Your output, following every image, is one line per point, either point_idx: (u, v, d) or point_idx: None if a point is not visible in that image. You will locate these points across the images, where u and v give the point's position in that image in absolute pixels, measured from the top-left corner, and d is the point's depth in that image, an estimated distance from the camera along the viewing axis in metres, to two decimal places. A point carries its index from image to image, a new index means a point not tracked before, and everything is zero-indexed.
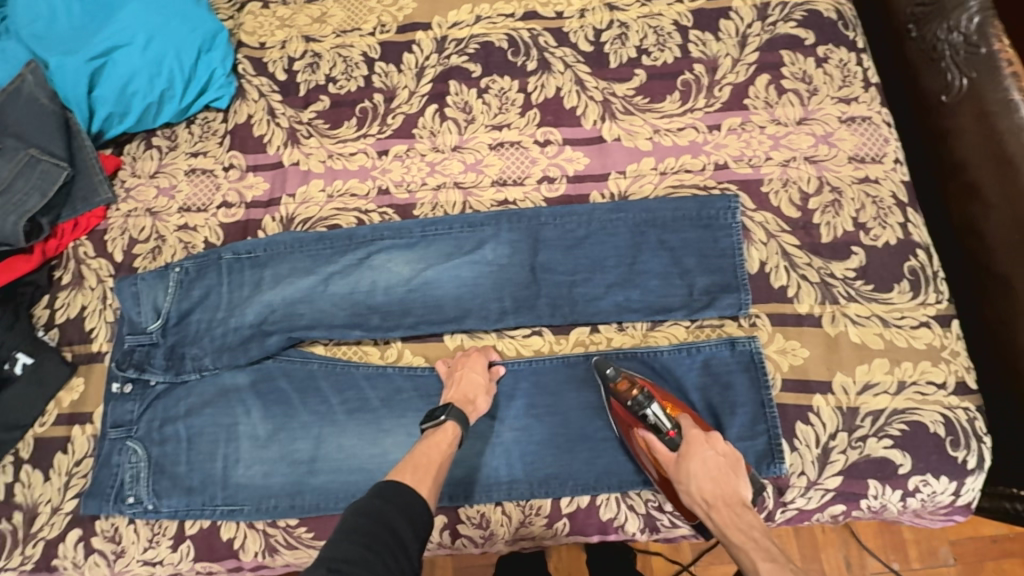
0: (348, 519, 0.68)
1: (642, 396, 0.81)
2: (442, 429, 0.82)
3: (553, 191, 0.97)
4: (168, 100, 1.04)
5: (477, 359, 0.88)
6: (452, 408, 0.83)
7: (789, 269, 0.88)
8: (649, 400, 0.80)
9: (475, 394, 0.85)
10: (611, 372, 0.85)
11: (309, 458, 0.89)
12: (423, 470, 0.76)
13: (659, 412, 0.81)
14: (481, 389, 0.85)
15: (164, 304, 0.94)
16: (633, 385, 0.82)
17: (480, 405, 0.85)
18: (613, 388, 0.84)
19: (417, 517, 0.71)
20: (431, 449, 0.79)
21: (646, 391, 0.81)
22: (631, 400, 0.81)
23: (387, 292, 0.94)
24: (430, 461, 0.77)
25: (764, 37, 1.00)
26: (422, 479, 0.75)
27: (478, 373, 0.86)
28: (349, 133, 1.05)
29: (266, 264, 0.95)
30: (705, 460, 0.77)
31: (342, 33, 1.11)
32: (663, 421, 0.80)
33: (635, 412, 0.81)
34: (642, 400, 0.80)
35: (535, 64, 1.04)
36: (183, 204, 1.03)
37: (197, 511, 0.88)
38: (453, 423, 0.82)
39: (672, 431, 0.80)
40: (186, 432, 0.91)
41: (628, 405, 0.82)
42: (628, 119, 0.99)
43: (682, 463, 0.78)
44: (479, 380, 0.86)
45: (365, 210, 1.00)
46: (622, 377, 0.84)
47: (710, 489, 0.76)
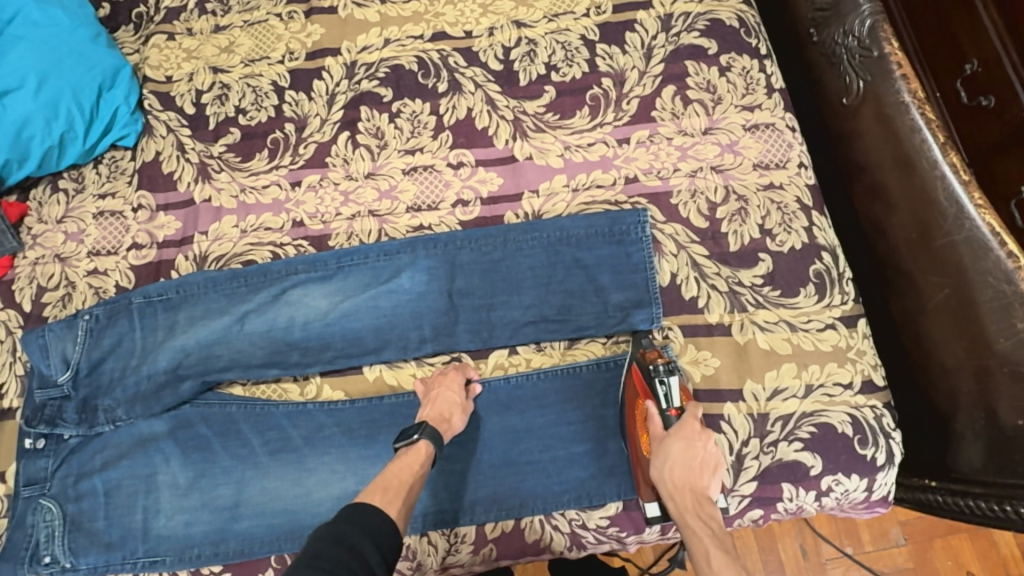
0: (311, 543, 0.63)
1: (663, 365, 0.80)
2: (415, 449, 0.79)
3: (467, 214, 0.97)
4: (70, 141, 1.01)
5: (454, 377, 0.86)
6: (426, 427, 0.80)
7: (699, 280, 0.89)
8: (669, 372, 0.79)
9: (450, 413, 0.83)
10: (646, 342, 0.87)
11: (231, 503, 0.88)
12: (393, 491, 0.72)
13: (673, 389, 0.79)
14: (459, 406, 0.84)
15: (73, 355, 0.91)
16: (661, 356, 0.82)
17: (456, 423, 0.83)
18: (642, 356, 0.85)
19: (383, 540, 0.66)
20: (403, 470, 0.76)
21: (670, 365, 0.80)
22: (654, 365, 0.81)
23: (305, 327, 0.93)
24: (399, 479, 0.74)
25: (668, 48, 1.01)
26: (392, 500, 0.71)
27: (453, 391, 0.85)
28: (261, 166, 1.03)
29: (179, 306, 0.94)
30: (688, 447, 0.73)
31: (251, 62, 1.09)
32: (673, 398, 0.79)
33: (650, 380, 0.80)
34: (661, 370, 0.80)
35: (446, 85, 1.04)
36: (93, 248, 1.01)
37: (118, 566, 0.86)
38: (427, 444, 0.79)
39: (674, 411, 0.78)
40: (103, 485, 0.88)
41: (646, 373, 0.81)
42: (539, 137, 0.99)
43: (667, 442, 0.74)
44: (454, 400, 0.84)
45: (281, 244, 0.98)
46: (654, 349, 0.84)
47: (682, 475, 0.72)
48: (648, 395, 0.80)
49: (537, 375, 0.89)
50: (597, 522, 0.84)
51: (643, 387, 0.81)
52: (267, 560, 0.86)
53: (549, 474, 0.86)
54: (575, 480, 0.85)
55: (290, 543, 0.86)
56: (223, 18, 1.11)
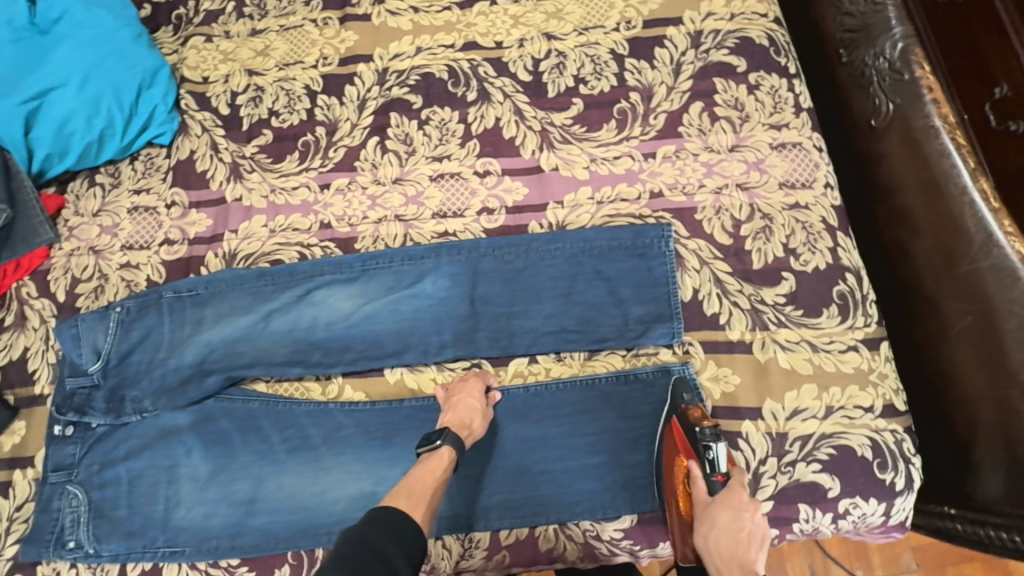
0: (341, 545, 0.65)
1: (711, 428, 0.76)
2: (437, 455, 0.80)
3: (492, 222, 0.98)
4: (109, 137, 1.04)
5: (474, 384, 0.87)
6: (448, 433, 0.81)
7: (721, 297, 0.89)
8: (716, 437, 0.76)
9: (471, 419, 0.84)
10: (687, 398, 0.84)
11: (250, 498, 0.89)
12: (418, 495, 0.73)
13: (721, 454, 0.75)
14: (478, 412, 0.85)
15: (104, 345, 0.94)
16: (707, 417, 0.79)
17: (477, 429, 0.84)
18: (683, 412, 0.81)
19: (410, 545, 0.67)
20: (426, 475, 0.77)
21: (717, 429, 0.76)
22: (700, 428, 0.77)
23: (328, 327, 0.94)
24: (422, 484, 0.75)
25: (697, 65, 1.02)
26: (417, 504, 0.72)
27: (474, 398, 0.86)
28: (291, 167, 1.05)
29: (207, 302, 0.96)
30: (736, 516, 0.69)
31: (285, 66, 1.11)
32: (720, 463, 0.75)
33: (696, 441, 0.76)
34: (708, 433, 0.76)
35: (475, 95, 1.05)
36: (126, 242, 1.03)
37: (138, 554, 0.87)
38: (450, 449, 0.80)
39: (719, 476, 0.74)
40: (127, 474, 0.90)
41: (691, 433, 0.78)
42: (566, 148, 1.00)
43: (714, 510, 0.70)
44: (474, 406, 0.85)
45: (308, 244, 1.00)
46: (697, 406, 0.81)
47: (730, 547, 0.67)
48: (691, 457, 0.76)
49: (556, 385, 0.89)
50: (611, 534, 0.84)
51: (688, 447, 0.77)
52: (283, 556, 0.86)
53: (564, 484, 0.86)
54: (590, 491, 0.86)
55: (305, 540, 0.86)
56: (260, 22, 1.14)
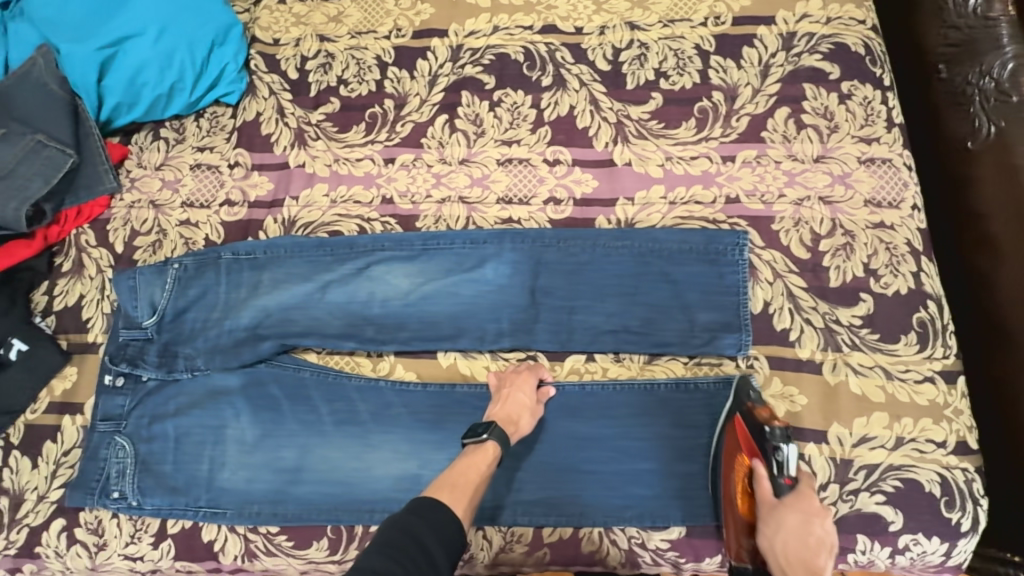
0: (383, 531, 0.64)
1: (780, 430, 0.71)
2: (482, 449, 0.77)
3: (559, 213, 0.96)
4: (178, 92, 1.03)
5: (527, 380, 0.85)
6: (495, 428, 0.79)
7: (793, 312, 0.86)
8: (786, 440, 0.71)
9: (519, 415, 0.82)
10: (752, 395, 0.79)
11: (294, 467, 0.88)
12: (461, 490, 0.71)
13: (790, 457, 0.71)
14: (528, 410, 0.83)
15: (161, 301, 0.94)
16: (775, 416, 0.73)
17: (524, 426, 0.82)
18: (750, 410, 0.76)
19: (451, 540, 0.66)
20: (470, 468, 0.75)
21: (787, 430, 0.71)
22: (769, 429, 0.71)
23: (384, 304, 0.93)
24: (467, 476, 0.73)
25: (787, 68, 0.97)
26: (459, 499, 0.70)
27: (524, 393, 0.83)
28: (357, 138, 1.03)
29: (265, 267, 0.95)
30: (806, 522, 0.69)
31: (357, 34, 1.09)
32: (788, 466, 0.71)
33: (763, 442, 0.72)
34: (778, 435, 0.71)
35: (550, 80, 1.02)
36: (187, 199, 1.03)
37: (180, 511, 0.87)
38: (495, 445, 0.78)
39: (788, 479, 0.72)
40: (174, 431, 0.90)
41: (756, 432, 0.74)
42: (641, 143, 0.97)
43: (782, 516, 0.69)
44: (524, 404, 0.83)
45: (368, 218, 0.99)
46: (764, 405, 0.76)
47: (796, 550, 0.67)
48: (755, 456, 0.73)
49: (612, 387, 0.87)
50: (656, 543, 0.82)
51: (752, 446, 0.74)
52: (323, 528, 0.86)
53: (612, 487, 0.84)
54: (639, 497, 0.83)
55: (347, 515, 0.86)
56: None
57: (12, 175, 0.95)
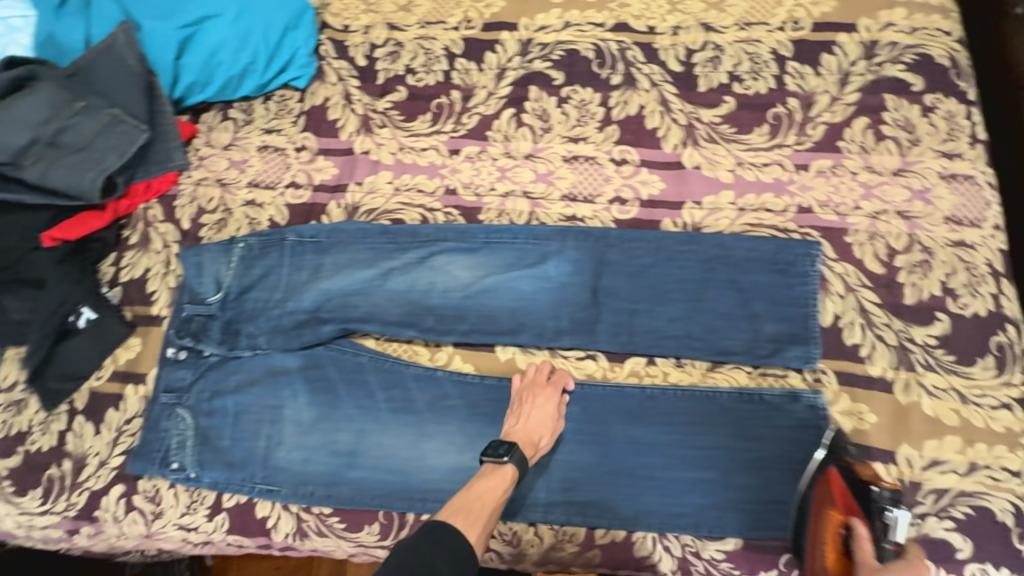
0: (394, 558, 0.62)
1: (889, 492, 0.70)
2: (500, 470, 0.77)
3: (624, 213, 0.95)
4: (250, 74, 1.04)
5: (549, 395, 0.85)
6: (515, 451, 0.78)
7: (865, 327, 0.84)
8: (895, 503, 0.69)
9: (539, 436, 0.82)
10: (851, 452, 0.78)
11: (349, 450, 0.89)
12: (476, 514, 0.70)
13: (901, 521, 0.66)
14: (548, 430, 0.83)
15: (226, 278, 0.95)
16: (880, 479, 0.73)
17: (543, 448, 0.82)
18: (847, 466, 0.75)
19: (463, 566, 0.64)
20: (488, 491, 0.74)
21: (896, 495, 0.70)
22: (877, 490, 0.71)
23: (444, 294, 0.93)
24: (484, 500, 0.72)
25: (867, 78, 0.95)
26: (474, 524, 0.69)
27: (547, 414, 0.83)
28: (422, 128, 1.03)
29: (327, 251, 0.96)
30: None
31: (426, 24, 1.09)
32: (896, 530, 0.66)
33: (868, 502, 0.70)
34: (886, 497, 0.70)
35: (620, 78, 1.01)
36: (253, 179, 1.04)
37: (236, 486, 0.89)
38: (513, 468, 0.77)
39: (893, 546, 0.65)
40: (234, 407, 0.91)
41: (861, 492, 0.72)
42: (711, 147, 0.95)
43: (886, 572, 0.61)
44: (545, 421, 0.83)
45: (431, 208, 0.99)
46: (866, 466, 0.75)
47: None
48: (857, 516, 0.70)
49: (672, 392, 0.85)
50: (711, 553, 0.81)
51: (852, 505, 0.72)
52: (375, 513, 0.87)
53: (668, 493, 0.83)
54: (695, 506, 0.82)
55: (399, 502, 0.86)
56: None
57: (90, 149, 0.98)
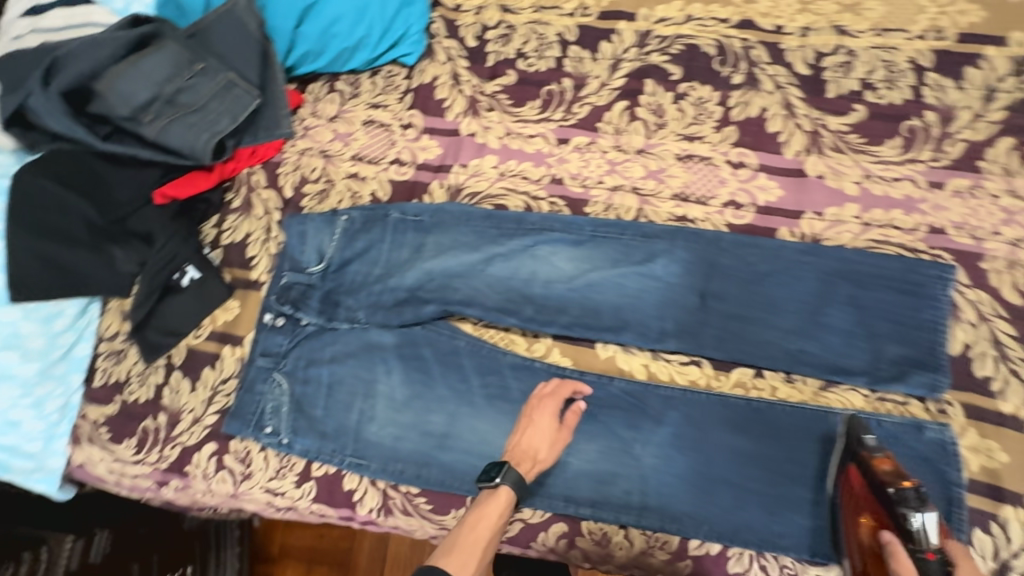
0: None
1: (913, 492, 0.63)
2: (496, 495, 0.72)
3: (738, 218, 0.91)
4: (362, 47, 1.04)
5: (551, 408, 0.81)
6: (510, 471, 0.73)
7: (999, 360, 0.79)
8: (920, 504, 0.62)
9: (539, 446, 0.78)
10: (870, 440, 0.73)
11: (441, 433, 0.88)
12: (468, 551, 0.66)
13: (931, 525, 0.61)
14: (553, 436, 0.79)
15: (328, 249, 0.96)
16: (900, 474, 0.67)
17: (544, 456, 0.78)
18: (866, 460, 0.71)
19: None
20: (481, 521, 0.69)
21: (920, 492, 0.63)
22: (895, 490, 0.65)
23: (546, 285, 0.91)
24: (479, 538, 0.67)
25: (1016, 95, 0.89)
26: (467, 561, 0.65)
27: (547, 422, 0.80)
28: (531, 114, 1.02)
29: (430, 231, 0.95)
30: None
31: (541, 9, 1.07)
32: (931, 537, 0.61)
33: (892, 505, 0.64)
34: (911, 498, 0.63)
35: (742, 78, 0.97)
36: (357, 153, 1.04)
37: (327, 456, 0.89)
38: (508, 489, 0.72)
39: (932, 555, 0.60)
40: (328, 377, 0.92)
41: (882, 491, 0.67)
42: (837, 156, 0.91)
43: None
44: (546, 434, 0.79)
45: (535, 196, 0.97)
46: (885, 455, 0.71)
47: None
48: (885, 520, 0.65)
49: (782, 407, 0.82)
50: None
51: (880, 507, 0.67)
52: (463, 498, 0.87)
53: (771, 512, 0.79)
54: (798, 528, 0.79)
55: None
56: None
57: (204, 110, 0.98)
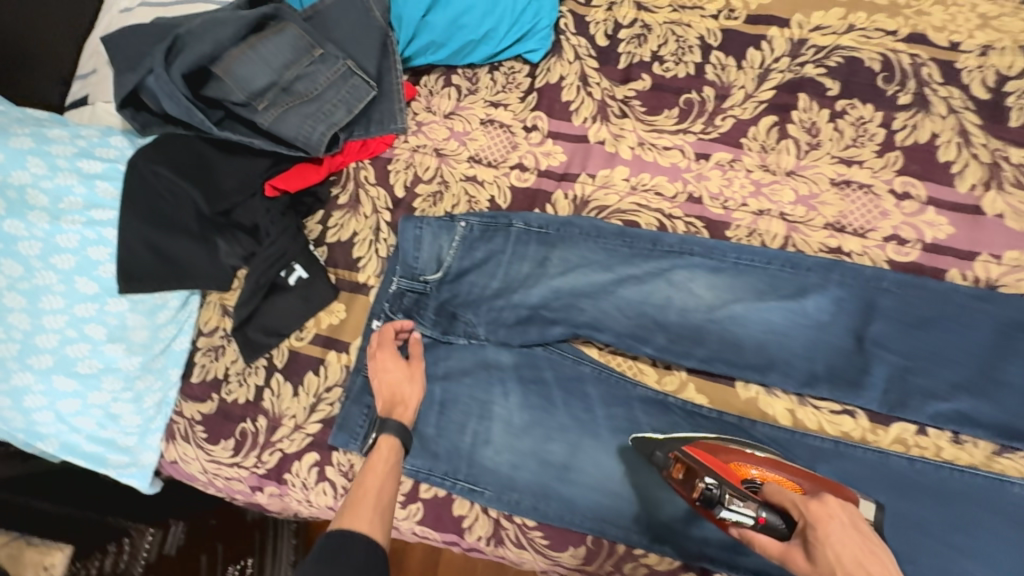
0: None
1: (705, 481, 0.66)
2: (377, 449, 0.76)
3: (901, 254, 0.83)
4: (488, 41, 0.97)
5: (387, 352, 0.84)
6: (388, 420, 0.79)
7: None
8: (715, 483, 0.65)
9: (399, 385, 0.82)
10: (658, 456, 0.76)
11: (562, 464, 0.83)
12: (362, 502, 0.69)
13: (732, 505, 0.63)
14: (404, 377, 0.82)
15: (446, 257, 0.90)
16: (687, 470, 0.70)
17: (409, 395, 0.82)
18: (670, 475, 0.73)
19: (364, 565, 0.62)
20: (369, 474, 0.73)
21: (706, 479, 0.66)
22: (700, 495, 0.66)
23: (682, 313, 0.84)
24: (370, 489, 0.71)
25: None
26: (363, 512, 0.67)
27: (392, 361, 0.83)
28: (667, 124, 0.94)
29: (556, 244, 0.89)
30: (835, 537, 0.55)
31: (680, 8, 0.98)
32: (744, 510, 0.62)
33: (710, 507, 0.65)
34: (710, 486, 0.65)
35: (910, 98, 0.88)
36: (475, 154, 0.97)
37: (438, 479, 0.84)
38: (389, 436, 0.77)
39: (760, 517, 0.61)
40: (441, 395, 0.87)
41: (695, 496, 0.68)
42: (1018, 194, 0.82)
43: (794, 554, 0.57)
44: (401, 373, 0.83)
45: (670, 215, 0.90)
46: (673, 460, 0.73)
47: (853, 559, 0.53)
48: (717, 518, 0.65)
49: (950, 470, 0.75)
50: None
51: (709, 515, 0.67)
52: (583, 536, 0.82)
53: None
54: None
55: (613, 530, 0.80)
56: None
57: (319, 100, 0.93)
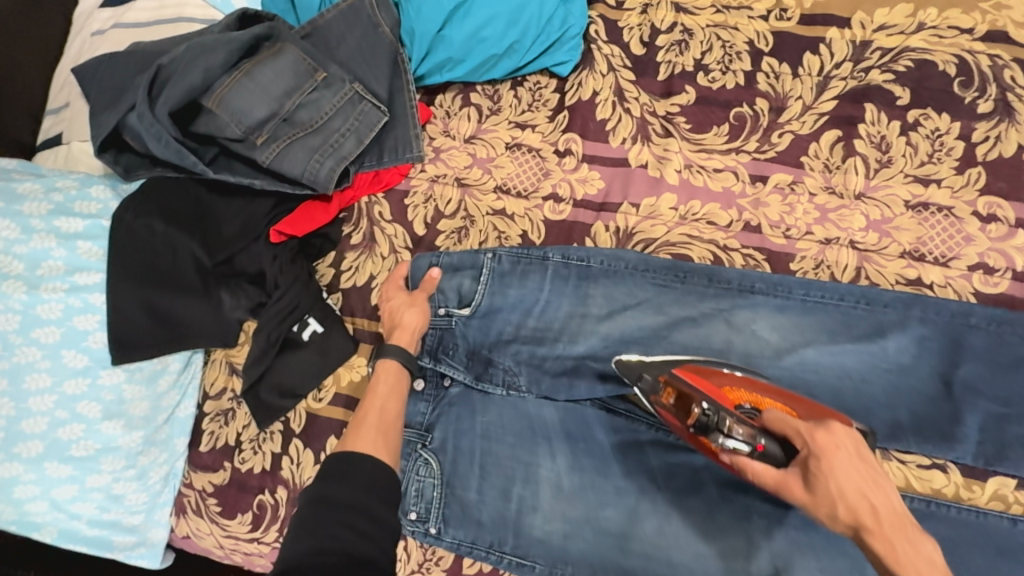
0: (303, 508, 0.56)
1: (704, 407, 0.59)
2: (379, 375, 0.75)
3: (988, 286, 0.75)
4: (511, 54, 0.87)
5: (394, 287, 0.82)
6: (388, 344, 0.76)
7: None
8: (716, 411, 0.58)
9: (400, 313, 0.78)
10: (647, 380, 0.68)
11: (620, 532, 0.75)
12: (368, 427, 0.67)
13: (732, 432, 0.56)
14: (405, 304, 0.79)
15: (474, 293, 0.80)
16: (680, 394, 0.62)
17: (410, 322, 0.78)
18: (658, 402, 0.66)
19: (378, 480, 0.60)
20: (371, 399, 0.71)
21: (707, 406, 0.59)
22: (698, 422, 0.59)
23: (746, 359, 0.76)
24: (370, 411, 0.70)
25: None
26: (372, 439, 0.65)
27: (398, 291, 0.81)
28: (716, 143, 0.84)
29: (600, 284, 0.79)
30: (845, 471, 0.51)
31: (724, 8, 0.87)
32: (744, 439, 0.55)
33: (706, 435, 0.59)
34: (710, 415, 0.58)
35: (991, 106, 0.79)
36: (502, 183, 0.87)
37: (482, 552, 0.76)
38: (391, 362, 0.75)
39: (760, 446, 0.55)
40: (481, 458, 0.78)
41: (690, 424, 0.61)
42: None
43: (790, 482, 0.54)
44: (403, 302, 0.79)
45: (725, 246, 0.81)
46: (664, 385, 0.65)
47: (855, 489, 0.51)
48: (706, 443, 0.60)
49: None
50: None
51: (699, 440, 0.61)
52: None
53: None
54: None
55: None
56: None
57: (326, 130, 0.83)
